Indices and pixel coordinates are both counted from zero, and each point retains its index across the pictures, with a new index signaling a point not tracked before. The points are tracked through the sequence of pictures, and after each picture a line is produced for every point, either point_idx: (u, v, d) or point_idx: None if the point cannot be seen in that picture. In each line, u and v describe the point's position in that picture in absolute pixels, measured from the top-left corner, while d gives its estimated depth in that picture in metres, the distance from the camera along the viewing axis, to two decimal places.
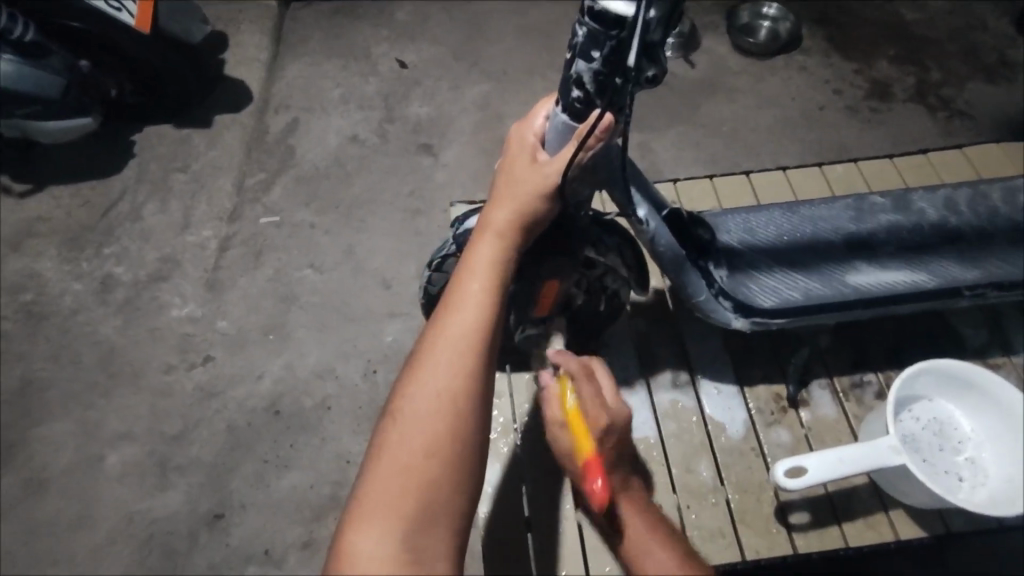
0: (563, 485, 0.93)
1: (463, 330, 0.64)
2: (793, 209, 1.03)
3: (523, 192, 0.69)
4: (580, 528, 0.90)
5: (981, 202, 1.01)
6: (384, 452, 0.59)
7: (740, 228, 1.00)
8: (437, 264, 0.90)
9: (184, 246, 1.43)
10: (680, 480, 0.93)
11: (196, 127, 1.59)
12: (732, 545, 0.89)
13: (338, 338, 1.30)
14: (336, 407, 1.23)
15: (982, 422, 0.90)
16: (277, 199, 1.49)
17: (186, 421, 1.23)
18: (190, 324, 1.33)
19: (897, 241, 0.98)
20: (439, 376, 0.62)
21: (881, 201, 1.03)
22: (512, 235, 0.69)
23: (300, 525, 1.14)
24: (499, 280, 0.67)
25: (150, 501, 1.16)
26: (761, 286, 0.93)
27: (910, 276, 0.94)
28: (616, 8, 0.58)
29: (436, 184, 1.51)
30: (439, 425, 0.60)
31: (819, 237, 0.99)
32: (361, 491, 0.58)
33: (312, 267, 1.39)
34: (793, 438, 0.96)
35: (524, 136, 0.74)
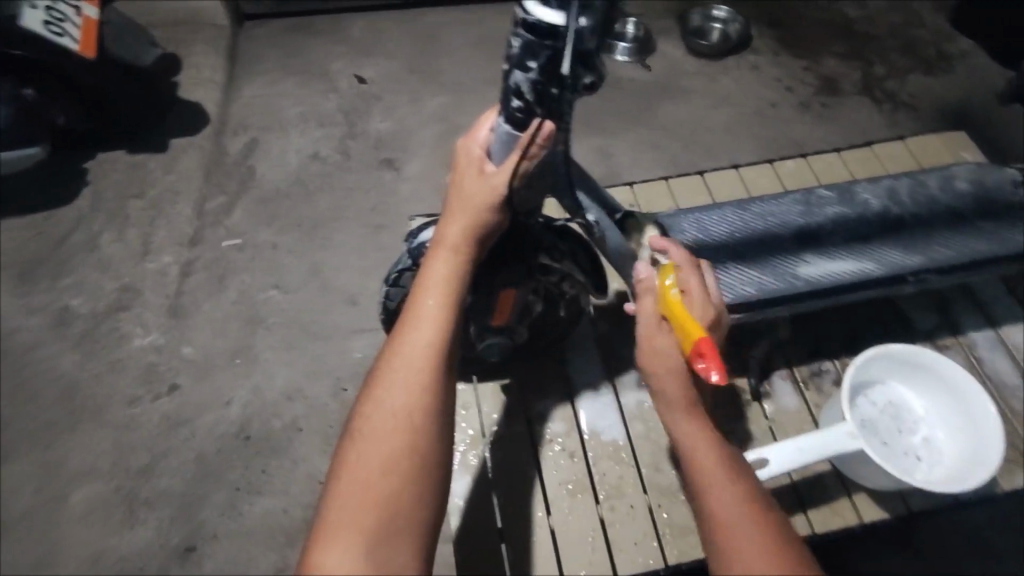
0: (534, 492, 0.94)
1: (420, 347, 0.64)
2: (742, 207, 1.05)
3: (473, 207, 0.69)
4: (553, 535, 0.90)
5: (921, 191, 1.04)
6: (345, 471, 0.58)
7: (693, 228, 1.01)
8: (394, 278, 0.90)
9: (144, 274, 1.40)
10: (650, 479, 0.94)
11: (152, 152, 1.56)
12: (703, 541, 0.90)
13: (307, 357, 1.28)
14: (306, 427, 1.21)
15: (934, 402, 0.93)
16: (238, 221, 1.47)
17: (153, 453, 1.20)
18: (154, 354, 1.30)
19: (843, 232, 1.01)
20: (397, 393, 0.62)
21: (827, 194, 1.05)
22: (466, 251, 0.69)
23: (274, 551, 1.11)
24: (454, 295, 0.67)
25: (117, 538, 1.13)
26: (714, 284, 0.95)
27: (858, 265, 0.97)
28: (551, 18, 0.60)
29: (401, 197, 1.50)
30: (398, 441, 0.59)
31: (771, 233, 1.01)
32: (323, 511, 0.57)
33: (277, 288, 1.37)
34: (758, 431, 0.97)
35: (470, 147, 0.73)
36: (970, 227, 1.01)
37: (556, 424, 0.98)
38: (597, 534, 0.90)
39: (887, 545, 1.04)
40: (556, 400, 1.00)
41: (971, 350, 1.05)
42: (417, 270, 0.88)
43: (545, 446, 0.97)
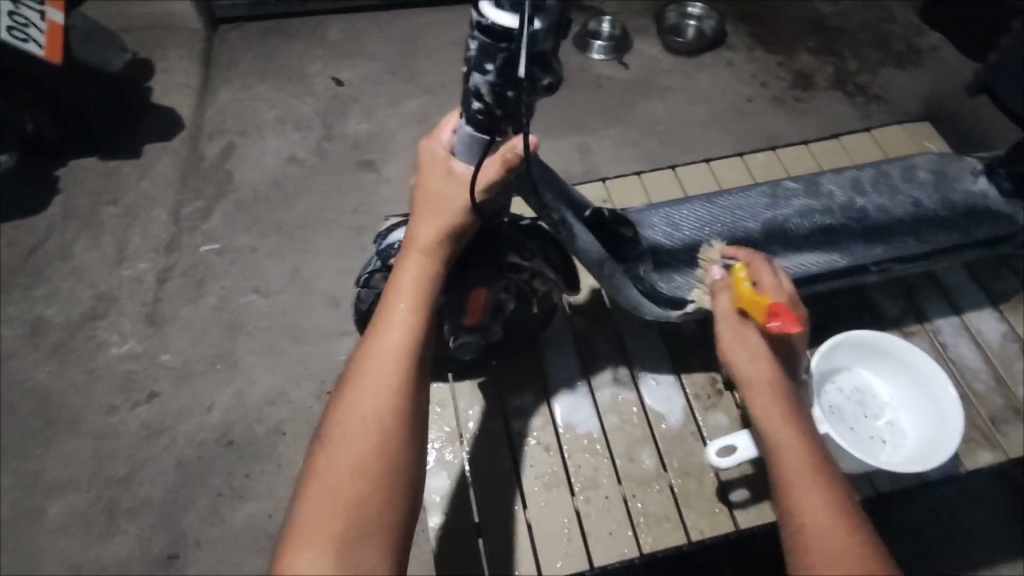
0: (511, 486, 0.94)
1: (390, 348, 0.65)
2: (713, 200, 1.06)
3: (442, 210, 0.71)
4: (529, 528, 0.91)
5: (884, 181, 1.07)
6: (317, 474, 0.59)
7: (663, 224, 1.03)
8: (365, 279, 0.91)
9: (120, 281, 1.39)
10: (624, 470, 0.95)
11: (125, 157, 1.54)
12: (677, 529, 0.91)
13: (289, 361, 1.28)
14: (290, 431, 1.21)
15: (898, 386, 0.96)
16: (216, 226, 1.46)
17: (133, 462, 1.18)
18: (132, 362, 1.29)
19: (811, 225, 1.03)
20: (368, 397, 0.62)
21: (794, 185, 1.07)
22: (439, 252, 0.71)
23: (259, 557, 1.10)
24: (425, 296, 0.69)
25: (98, 548, 1.11)
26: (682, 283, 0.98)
27: (823, 259, 1.01)
28: (504, 20, 0.58)
29: (381, 199, 1.51)
30: (370, 444, 0.60)
31: (739, 228, 1.03)
32: (295, 516, 0.57)
33: (257, 292, 1.37)
34: (730, 420, 0.99)
35: (433, 149, 0.74)
36: (932, 217, 1.04)
37: (530, 419, 0.99)
38: (572, 526, 0.91)
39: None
40: (532, 397, 1.01)
41: (936, 337, 1.08)
42: (387, 271, 0.88)
43: (519, 441, 0.97)
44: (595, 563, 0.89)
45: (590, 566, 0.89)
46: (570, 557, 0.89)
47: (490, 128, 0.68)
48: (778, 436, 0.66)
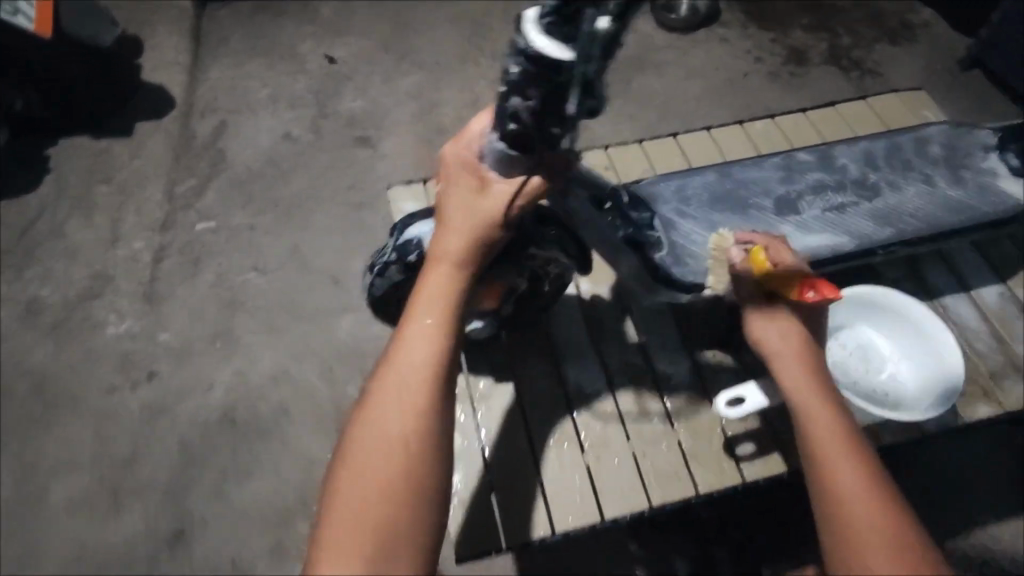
0: (525, 443, 0.81)
1: (416, 371, 0.55)
2: (727, 171, 0.93)
3: (469, 217, 0.60)
4: (540, 490, 0.78)
5: (896, 156, 0.96)
6: (336, 505, 0.51)
7: (671, 192, 0.90)
8: (379, 267, 0.75)
9: (115, 261, 1.37)
10: (629, 424, 0.83)
11: (115, 136, 1.51)
12: (686, 481, 0.79)
13: (290, 338, 1.27)
14: (294, 408, 1.20)
15: (896, 339, 0.89)
16: (210, 204, 1.44)
17: (135, 442, 1.17)
18: (130, 342, 1.27)
19: (823, 200, 0.92)
20: (392, 417, 0.54)
21: (806, 158, 0.96)
22: (466, 266, 0.59)
23: (267, 532, 1.10)
24: (451, 313, 0.58)
25: (102, 527, 1.11)
26: (690, 256, 0.83)
27: (833, 238, 0.88)
28: (556, 51, 0.47)
29: (377, 176, 1.49)
30: (394, 473, 0.52)
31: (749, 200, 0.91)
32: (314, 550, 0.51)
33: (255, 270, 1.35)
34: (744, 362, 0.87)
35: (463, 146, 0.62)
36: (950, 194, 0.91)
37: (540, 380, 0.85)
38: (581, 487, 0.78)
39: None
40: (541, 369, 0.86)
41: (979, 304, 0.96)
42: (403, 265, 0.72)
43: (531, 406, 0.84)
44: (606, 517, 0.77)
45: (602, 520, 0.77)
46: (579, 514, 0.77)
47: (524, 139, 0.57)
48: (817, 421, 0.63)
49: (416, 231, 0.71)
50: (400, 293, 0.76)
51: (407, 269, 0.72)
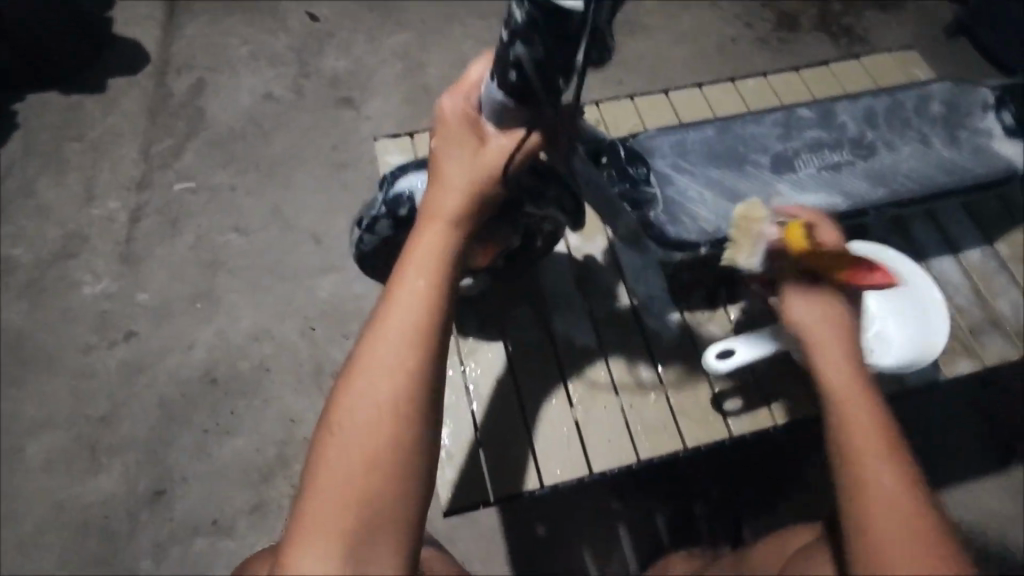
0: (516, 398, 0.73)
1: (404, 336, 0.52)
2: (726, 126, 0.80)
3: (466, 175, 0.56)
4: (522, 448, 0.70)
5: (897, 115, 0.83)
6: (320, 470, 0.50)
7: (668, 145, 0.78)
8: (368, 224, 0.69)
9: (90, 219, 1.33)
10: (614, 375, 0.74)
11: (87, 92, 1.46)
12: (673, 436, 0.71)
13: (272, 298, 1.25)
14: (275, 367, 1.19)
15: (896, 295, 0.85)
16: (189, 163, 1.40)
17: (112, 402, 1.16)
18: (107, 301, 1.25)
19: (818, 159, 0.80)
20: (379, 381, 0.51)
21: (807, 113, 0.83)
22: (464, 227, 0.56)
23: (249, 490, 1.09)
24: (443, 275, 0.54)
25: (82, 486, 1.10)
26: (687, 215, 0.73)
27: (826, 199, 0.77)
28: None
29: (360, 136, 1.46)
30: (379, 439, 0.50)
31: (744, 157, 0.79)
32: (298, 512, 0.50)
33: (236, 230, 1.32)
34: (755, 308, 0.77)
35: (458, 102, 0.58)
36: (948, 157, 0.81)
37: (527, 334, 0.76)
38: (563, 441, 0.71)
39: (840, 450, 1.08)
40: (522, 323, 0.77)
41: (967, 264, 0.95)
42: (396, 220, 0.68)
43: (517, 358, 0.75)
44: (595, 470, 0.69)
45: (590, 473, 0.70)
46: (561, 467, 0.70)
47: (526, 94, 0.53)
48: (850, 408, 0.55)
49: (410, 185, 0.67)
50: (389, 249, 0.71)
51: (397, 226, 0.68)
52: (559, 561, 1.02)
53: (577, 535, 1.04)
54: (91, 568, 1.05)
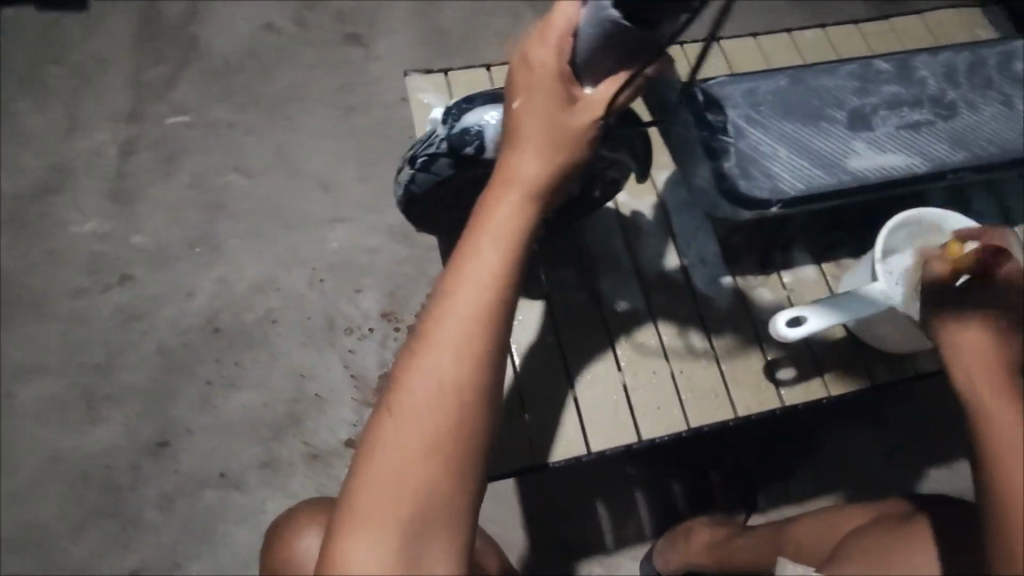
0: (563, 361, 0.68)
1: (474, 310, 0.47)
2: (800, 74, 0.66)
3: (550, 133, 0.50)
4: (573, 410, 0.66)
5: (979, 71, 0.68)
6: (375, 455, 0.46)
7: (739, 93, 0.64)
8: (423, 162, 0.61)
9: (77, 153, 1.23)
10: (663, 341, 0.69)
11: (68, 10, 1.32)
12: (724, 404, 0.66)
13: (278, 246, 1.18)
14: (282, 319, 1.13)
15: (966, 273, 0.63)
16: (184, 96, 1.29)
17: (107, 349, 1.10)
18: (98, 243, 1.17)
19: (897, 116, 0.64)
20: (440, 364, 0.47)
21: (885, 65, 0.67)
22: (548, 192, 0.50)
23: (258, 445, 1.05)
24: (518, 245, 0.49)
25: (78, 437, 1.05)
26: (761, 171, 0.60)
27: (905, 159, 0.62)
28: None
29: (370, 77, 1.33)
30: (440, 426, 0.46)
31: (816, 111, 0.64)
32: (349, 496, 0.46)
33: (237, 171, 1.24)
34: (816, 272, 0.71)
35: (546, 42, 0.50)
36: None
37: (573, 292, 0.71)
38: (610, 406, 0.66)
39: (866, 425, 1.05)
40: (567, 281, 0.72)
41: None
42: (458, 158, 0.59)
43: (564, 316, 0.70)
44: (644, 437, 0.65)
45: (638, 441, 0.65)
46: (605, 434, 0.65)
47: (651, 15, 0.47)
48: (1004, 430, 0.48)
49: (478, 118, 0.58)
50: (442, 194, 0.64)
51: (458, 166, 0.59)
52: (578, 522, 1.01)
53: (594, 502, 1.02)
54: (92, 520, 1.01)
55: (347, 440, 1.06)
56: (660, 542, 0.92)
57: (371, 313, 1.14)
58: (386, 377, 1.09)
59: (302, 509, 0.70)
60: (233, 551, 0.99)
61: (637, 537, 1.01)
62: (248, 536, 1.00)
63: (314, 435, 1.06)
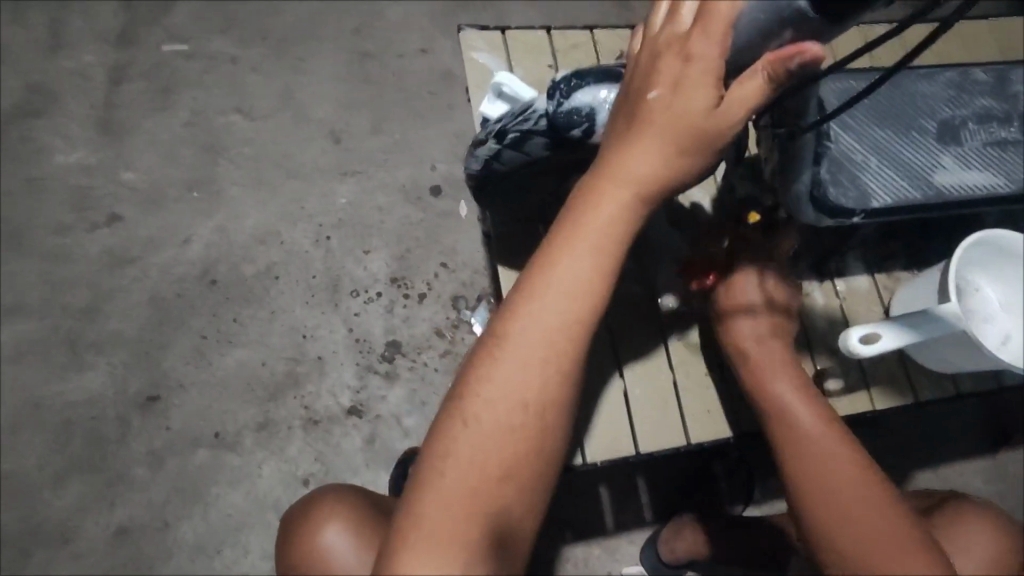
0: (615, 355, 0.66)
1: (560, 322, 0.48)
2: (897, 77, 0.64)
3: (682, 139, 0.45)
4: (624, 406, 0.64)
5: None
6: (448, 463, 0.47)
7: (837, 92, 0.62)
8: (515, 139, 0.58)
9: (60, 73, 1.12)
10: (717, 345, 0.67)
11: None
12: None
13: (280, 197, 1.10)
14: (284, 275, 1.06)
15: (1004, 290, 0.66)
16: (181, 22, 1.17)
17: (94, 293, 1.03)
18: (84, 176, 1.08)
19: (986, 131, 0.64)
20: (522, 377, 0.48)
21: (982, 76, 0.66)
22: (652, 201, 0.47)
23: (254, 406, 1.00)
24: (612, 258, 0.48)
25: (60, 384, 0.99)
26: (850, 178, 0.60)
27: (989, 179, 0.62)
28: None
29: (387, 20, 1.21)
30: (516, 438, 0.48)
31: (908, 117, 0.63)
32: (416, 501, 0.47)
33: (239, 111, 1.14)
34: (869, 285, 0.69)
35: (708, 32, 0.42)
36: None
37: (629, 285, 0.67)
38: (660, 404, 0.64)
39: (883, 430, 1.02)
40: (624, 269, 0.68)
41: None
42: (557, 143, 0.56)
43: (617, 305, 0.67)
44: (693, 441, 0.64)
45: (686, 443, 0.64)
46: (655, 433, 0.64)
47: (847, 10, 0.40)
48: (802, 435, 0.55)
49: (590, 99, 0.54)
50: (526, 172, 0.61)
51: (555, 147, 0.57)
52: (581, 503, 1.01)
53: (598, 484, 1.02)
54: (73, 471, 0.96)
55: (349, 406, 1.01)
56: (666, 531, 0.95)
57: (379, 276, 1.07)
58: (392, 345, 1.04)
59: (327, 495, 0.66)
60: (225, 513, 0.96)
61: (637, 521, 1.01)
62: (241, 499, 0.96)
63: (315, 400, 1.01)
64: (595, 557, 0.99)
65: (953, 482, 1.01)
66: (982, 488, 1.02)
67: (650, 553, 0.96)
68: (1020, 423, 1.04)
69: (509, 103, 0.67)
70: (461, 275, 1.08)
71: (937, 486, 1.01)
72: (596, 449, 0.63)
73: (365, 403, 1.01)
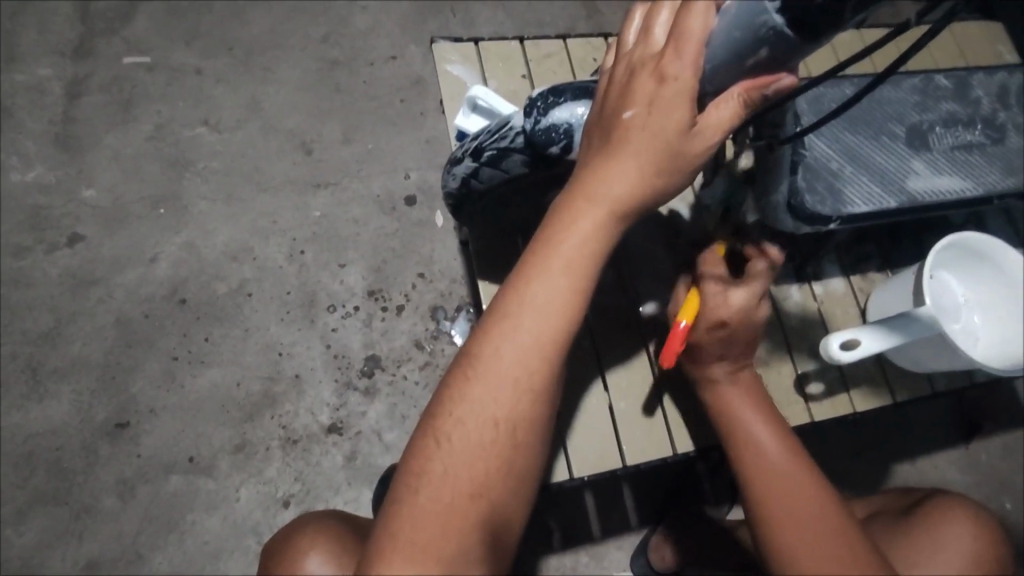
0: (596, 368, 0.65)
1: (536, 339, 0.47)
2: (866, 83, 0.65)
3: (656, 158, 0.45)
4: (607, 419, 0.64)
5: None
6: (424, 484, 0.46)
7: (809, 99, 0.63)
8: (493, 157, 0.57)
9: (14, 88, 1.08)
10: None
11: None
12: None
13: (250, 211, 1.07)
14: (257, 292, 1.04)
15: (986, 288, 0.68)
16: (141, 32, 1.14)
17: (57, 316, 0.99)
18: (42, 195, 1.04)
19: (952, 135, 0.65)
20: (498, 396, 0.47)
21: (947, 82, 0.67)
22: (628, 218, 0.47)
23: (229, 427, 0.97)
24: (587, 279, 0.48)
25: (23, 413, 0.95)
26: (827, 186, 0.61)
27: (956, 184, 0.63)
28: None
29: (354, 29, 1.19)
30: (495, 459, 0.47)
31: (878, 123, 0.64)
32: (392, 524, 0.45)
33: (207, 124, 1.11)
34: (845, 287, 0.70)
35: (682, 51, 0.42)
36: None
37: (611, 298, 0.67)
38: (642, 412, 0.64)
39: (860, 426, 1.04)
40: (603, 281, 0.67)
41: None
42: (536, 159, 0.56)
43: (597, 318, 0.66)
44: (678, 450, 0.64)
45: (671, 452, 0.64)
46: (640, 443, 0.63)
47: (825, 28, 0.39)
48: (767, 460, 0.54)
49: (567, 115, 0.54)
50: (506, 189, 0.60)
51: (534, 164, 0.56)
52: (566, 510, 1.00)
53: (583, 489, 1.01)
54: (39, 505, 0.92)
55: (329, 424, 0.99)
56: (657, 537, 0.95)
57: (356, 290, 1.05)
58: (371, 360, 1.02)
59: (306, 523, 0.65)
60: (201, 540, 0.93)
61: (622, 527, 1.01)
62: (219, 524, 0.93)
63: (293, 419, 0.98)
64: (583, 565, 0.98)
65: (930, 472, 1.04)
66: (959, 476, 1.04)
67: (641, 560, 0.96)
68: (989, 413, 1.07)
69: (485, 116, 0.66)
70: (439, 285, 1.06)
71: (914, 479, 1.03)
72: (581, 464, 0.62)
73: (345, 421, 0.99)
